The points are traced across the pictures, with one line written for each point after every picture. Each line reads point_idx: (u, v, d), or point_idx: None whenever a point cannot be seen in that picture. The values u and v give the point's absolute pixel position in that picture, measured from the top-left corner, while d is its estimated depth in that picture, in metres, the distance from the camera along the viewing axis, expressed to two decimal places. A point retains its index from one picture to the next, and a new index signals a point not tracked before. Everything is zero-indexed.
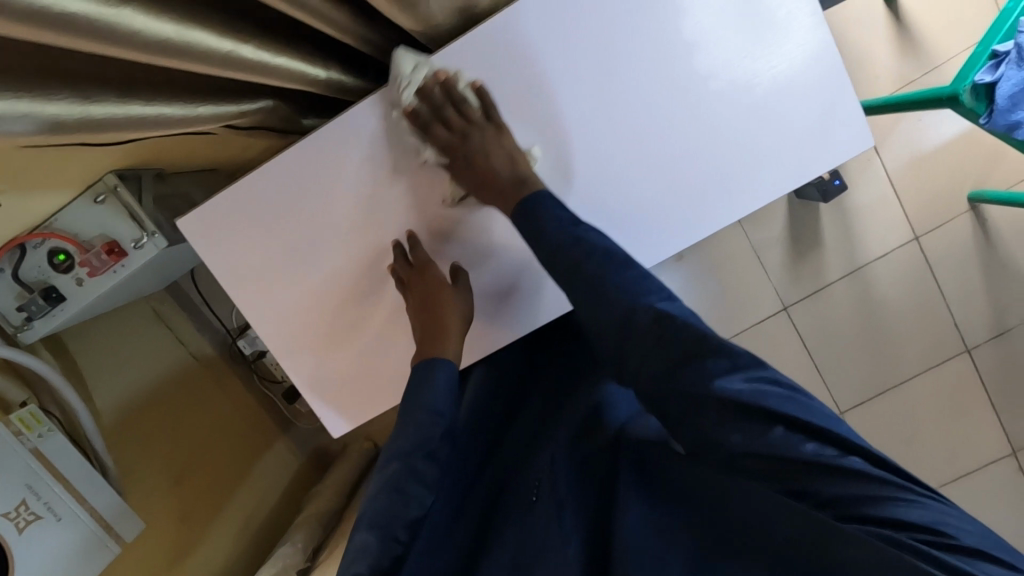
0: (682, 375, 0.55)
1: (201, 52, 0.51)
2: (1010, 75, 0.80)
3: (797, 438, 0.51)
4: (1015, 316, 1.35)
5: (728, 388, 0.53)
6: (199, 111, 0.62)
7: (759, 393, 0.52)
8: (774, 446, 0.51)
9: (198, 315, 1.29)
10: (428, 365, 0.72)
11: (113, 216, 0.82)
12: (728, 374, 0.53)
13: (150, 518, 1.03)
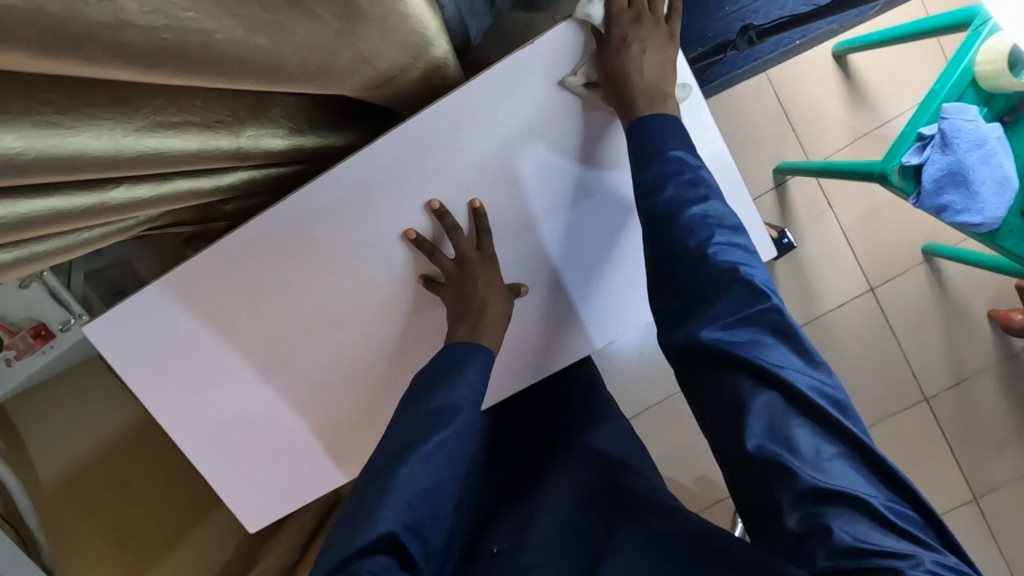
0: (699, 316, 0.61)
1: (66, 214, 0.47)
2: (935, 158, 0.79)
3: (790, 416, 0.56)
4: (971, 365, 1.35)
5: (745, 331, 0.59)
6: (88, 236, 0.57)
7: (772, 354, 0.58)
8: (753, 401, 0.56)
9: None
10: (463, 349, 0.68)
11: (41, 300, 0.83)
12: (751, 327, 0.60)
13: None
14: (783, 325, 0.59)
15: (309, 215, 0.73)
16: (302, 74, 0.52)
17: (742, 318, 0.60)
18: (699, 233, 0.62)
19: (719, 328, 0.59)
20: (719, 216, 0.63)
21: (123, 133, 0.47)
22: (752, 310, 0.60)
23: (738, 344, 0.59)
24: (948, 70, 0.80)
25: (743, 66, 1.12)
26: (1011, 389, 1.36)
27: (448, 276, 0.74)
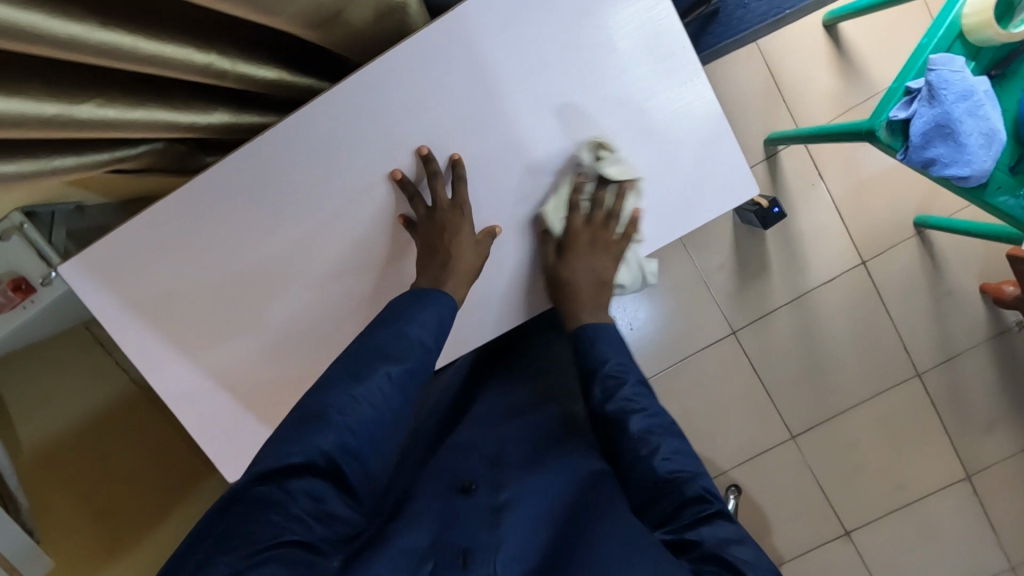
0: (655, 514, 0.61)
1: (38, 124, 0.43)
2: (923, 111, 0.79)
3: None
4: (960, 342, 1.35)
5: (694, 529, 0.58)
6: (58, 164, 0.54)
7: (726, 547, 0.55)
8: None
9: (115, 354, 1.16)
10: (418, 300, 0.65)
11: (20, 253, 0.81)
12: (694, 522, 0.58)
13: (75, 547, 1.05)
14: (733, 527, 0.58)
15: (275, 160, 0.69)
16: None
17: (697, 516, 0.58)
18: (661, 452, 0.62)
19: (670, 528, 0.59)
20: (660, 428, 0.64)
21: (122, 40, 0.45)
22: (703, 506, 0.59)
23: (691, 541, 0.57)
24: (936, 23, 0.80)
25: (731, 36, 1.13)
26: (1001, 367, 1.36)
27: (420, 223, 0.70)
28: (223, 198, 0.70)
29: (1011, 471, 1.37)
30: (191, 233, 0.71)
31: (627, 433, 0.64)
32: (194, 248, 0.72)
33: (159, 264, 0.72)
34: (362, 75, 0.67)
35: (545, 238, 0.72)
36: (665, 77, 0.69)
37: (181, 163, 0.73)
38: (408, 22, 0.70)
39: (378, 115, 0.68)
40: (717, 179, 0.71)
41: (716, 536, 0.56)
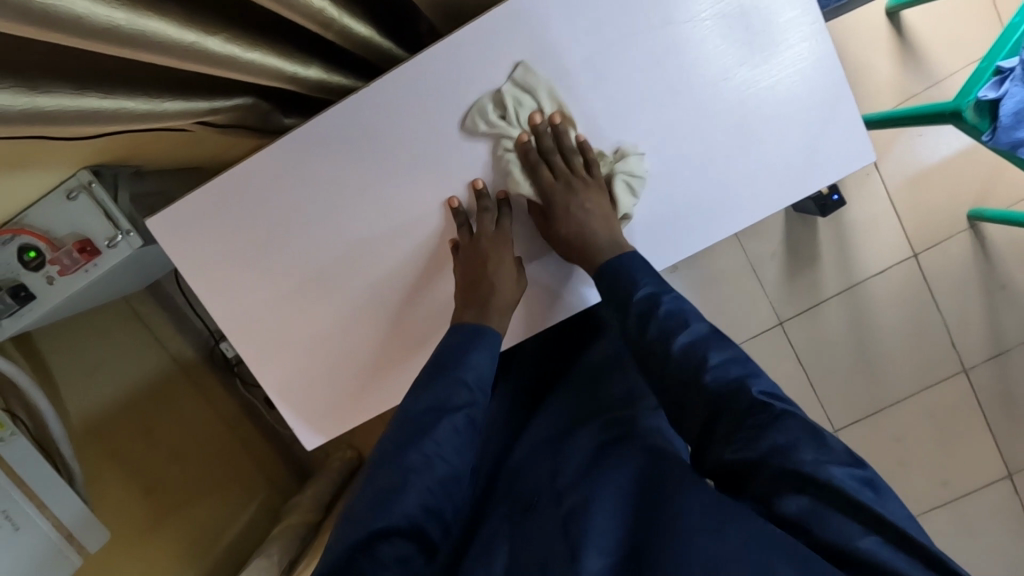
0: (715, 434, 0.59)
1: (175, 51, 0.41)
2: (1014, 92, 0.78)
3: (820, 506, 0.53)
4: (1011, 336, 1.33)
5: (760, 446, 0.56)
6: (167, 107, 0.52)
7: (797, 458, 0.54)
8: (799, 519, 0.53)
9: (152, 328, 1.20)
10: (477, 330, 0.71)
11: (86, 213, 0.79)
12: (759, 437, 0.56)
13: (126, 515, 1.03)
14: (800, 424, 0.56)
15: (379, 112, 0.70)
16: None
17: (753, 435, 0.57)
18: (697, 360, 0.61)
19: (734, 450, 0.57)
20: (704, 339, 0.62)
21: None
22: (759, 419, 0.57)
23: (756, 463, 0.56)
24: None
25: None
26: None
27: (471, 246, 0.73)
28: (319, 163, 0.72)
29: None
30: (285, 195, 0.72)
31: (672, 354, 0.62)
32: (287, 212, 0.73)
33: (251, 227, 0.73)
34: (480, 24, 0.67)
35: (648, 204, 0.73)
36: (784, 35, 0.69)
37: (265, 122, 0.73)
38: None
39: (490, 67, 0.69)
40: (832, 138, 0.71)
41: (785, 443, 0.55)
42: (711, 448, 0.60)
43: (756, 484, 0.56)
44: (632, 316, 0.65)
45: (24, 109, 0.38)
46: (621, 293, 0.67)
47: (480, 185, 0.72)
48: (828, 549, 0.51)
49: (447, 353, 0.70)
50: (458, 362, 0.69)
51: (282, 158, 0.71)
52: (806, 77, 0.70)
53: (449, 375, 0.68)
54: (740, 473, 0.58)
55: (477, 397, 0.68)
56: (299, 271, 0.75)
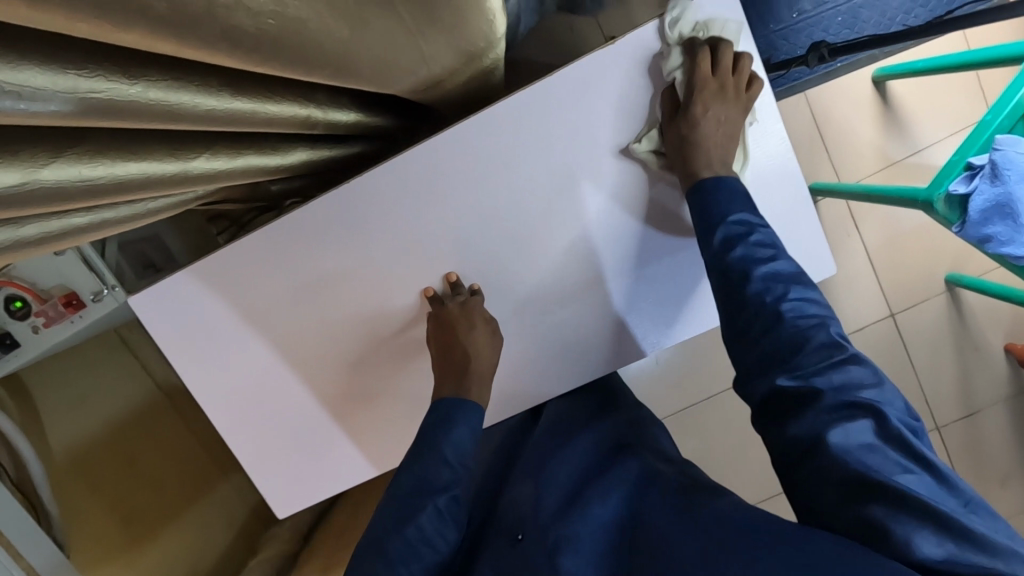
0: (776, 364, 0.64)
1: (153, 179, 0.43)
2: (983, 189, 0.80)
3: (873, 437, 0.58)
4: (982, 397, 1.36)
5: (820, 379, 0.62)
6: (153, 206, 0.54)
7: (863, 393, 0.61)
8: (846, 453, 0.58)
9: (143, 360, 1.19)
10: (453, 406, 0.75)
11: (73, 268, 0.81)
12: (824, 368, 0.62)
13: (92, 540, 1.06)
14: (864, 368, 0.62)
15: (383, 190, 0.77)
16: (368, 78, 0.50)
17: (824, 365, 0.63)
18: (772, 291, 0.66)
19: (794, 374, 0.63)
20: (786, 276, 0.67)
21: (249, 107, 0.44)
22: (833, 355, 0.63)
23: (817, 391, 0.61)
24: (1001, 102, 0.81)
25: (780, 87, 1.09)
26: (1021, 424, 1.37)
27: (437, 324, 0.79)
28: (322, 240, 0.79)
29: None
30: (287, 266, 0.80)
31: (752, 278, 0.67)
32: (289, 279, 0.81)
33: (254, 294, 0.81)
34: (479, 118, 0.74)
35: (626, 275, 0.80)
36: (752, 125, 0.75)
37: (255, 190, 0.75)
38: (491, 76, 0.72)
39: (487, 156, 0.76)
40: (793, 245, 0.77)
41: (845, 382, 0.61)
42: (765, 375, 0.65)
43: (806, 415, 0.61)
44: (716, 241, 0.69)
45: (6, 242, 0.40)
46: (711, 217, 0.70)
47: (451, 279, 0.79)
48: (870, 479, 0.56)
49: (428, 430, 0.74)
50: (438, 441, 0.73)
51: (287, 231, 0.79)
52: (773, 188, 0.76)
53: (429, 456, 0.72)
54: (790, 413, 0.63)
55: (458, 473, 0.73)
56: (296, 332, 0.83)
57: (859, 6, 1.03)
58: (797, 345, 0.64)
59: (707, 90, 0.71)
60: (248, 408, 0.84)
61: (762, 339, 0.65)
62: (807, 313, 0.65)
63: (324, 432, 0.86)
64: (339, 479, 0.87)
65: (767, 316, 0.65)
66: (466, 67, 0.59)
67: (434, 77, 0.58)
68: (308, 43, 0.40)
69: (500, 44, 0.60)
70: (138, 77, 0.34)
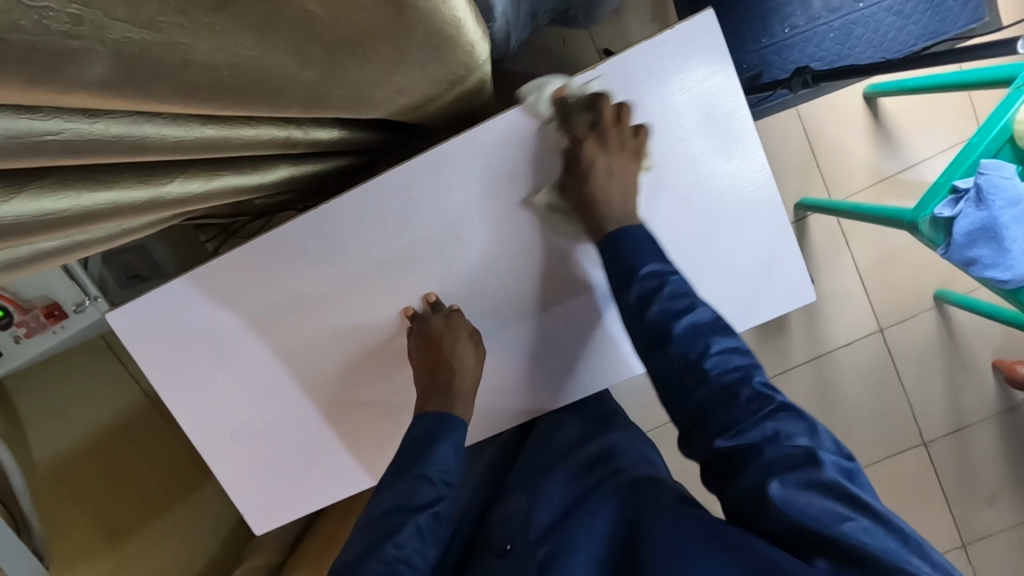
0: (711, 422, 0.64)
1: (121, 206, 0.43)
2: (969, 212, 0.80)
3: (803, 483, 0.56)
4: (971, 414, 1.36)
5: (755, 429, 0.61)
6: (130, 227, 0.54)
7: (792, 443, 0.59)
8: (782, 503, 0.55)
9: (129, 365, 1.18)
10: (436, 423, 0.75)
11: (55, 278, 0.81)
12: (758, 424, 0.61)
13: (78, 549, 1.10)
14: (793, 416, 0.61)
15: (367, 206, 0.77)
16: (346, 104, 0.50)
17: (750, 419, 0.62)
18: (695, 347, 0.66)
19: (729, 436, 0.62)
20: (705, 325, 0.67)
21: (219, 134, 0.44)
22: (759, 408, 0.62)
23: (750, 445, 0.60)
24: (987, 124, 0.81)
25: (770, 102, 1.09)
26: (1008, 441, 1.37)
27: (418, 343, 0.78)
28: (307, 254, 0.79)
29: (1009, 545, 1.38)
30: (272, 279, 0.80)
31: (672, 338, 0.66)
32: (272, 292, 0.80)
33: (236, 306, 0.81)
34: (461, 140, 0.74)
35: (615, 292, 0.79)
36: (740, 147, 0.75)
37: (241, 206, 0.76)
38: (479, 94, 0.72)
39: (470, 175, 0.76)
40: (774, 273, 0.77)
41: (776, 432, 0.60)
42: (703, 440, 0.64)
43: (739, 478, 0.60)
44: (632, 298, 0.69)
45: None
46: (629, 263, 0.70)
47: (430, 300, 0.79)
48: (809, 530, 0.53)
49: (413, 447, 0.75)
50: (421, 457, 0.73)
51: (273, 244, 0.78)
52: (752, 215, 0.76)
53: (410, 473, 0.72)
54: (732, 467, 0.61)
55: (441, 491, 0.73)
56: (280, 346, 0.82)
57: (851, 21, 1.03)
58: (723, 400, 0.63)
59: (591, 144, 0.73)
60: (230, 420, 0.84)
61: (693, 403, 0.65)
62: (726, 372, 0.65)
63: (307, 445, 0.85)
64: (321, 493, 0.87)
65: (693, 379, 0.65)
66: (449, 90, 0.59)
67: (414, 102, 0.58)
68: (278, 75, 0.40)
69: (485, 67, 0.60)
70: (98, 113, 0.34)
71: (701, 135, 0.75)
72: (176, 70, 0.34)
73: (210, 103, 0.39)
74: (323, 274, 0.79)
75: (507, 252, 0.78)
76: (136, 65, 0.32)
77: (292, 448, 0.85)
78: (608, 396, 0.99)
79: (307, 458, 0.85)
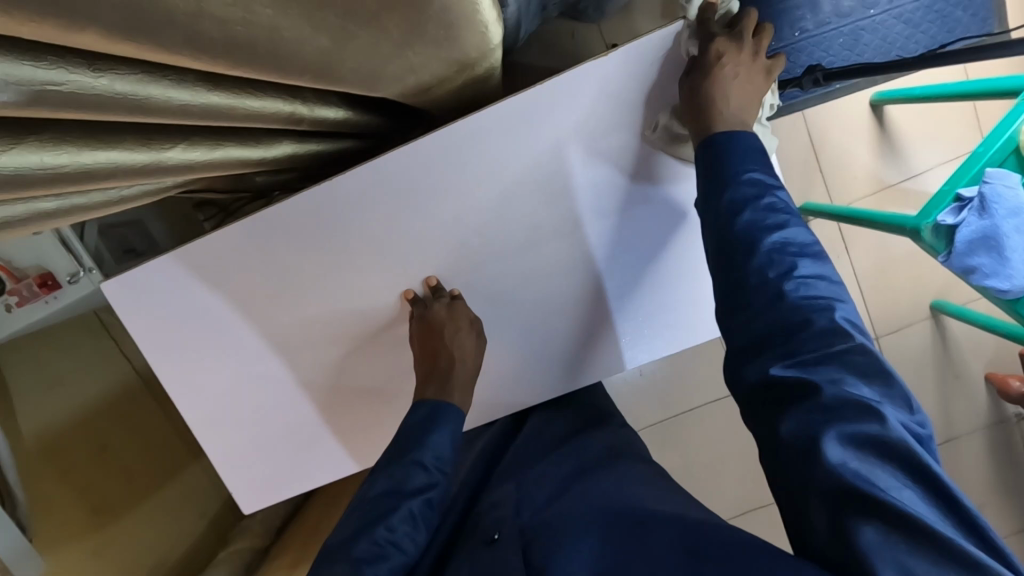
0: (770, 353, 0.61)
1: (123, 170, 0.42)
2: (971, 221, 0.80)
3: (873, 438, 0.53)
4: (961, 425, 1.37)
5: (820, 370, 0.58)
6: (129, 194, 0.53)
7: (857, 393, 0.56)
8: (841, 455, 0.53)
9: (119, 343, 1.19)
10: (435, 411, 0.74)
11: (49, 248, 0.79)
12: (828, 360, 0.58)
13: (60, 525, 1.08)
14: (867, 362, 0.57)
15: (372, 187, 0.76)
16: (356, 77, 0.49)
17: (822, 352, 0.58)
18: (778, 265, 0.63)
19: (790, 363, 0.59)
20: (800, 243, 0.64)
21: (228, 101, 0.43)
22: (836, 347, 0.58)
23: (814, 382, 0.57)
24: (993, 135, 0.82)
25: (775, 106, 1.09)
26: (997, 455, 1.38)
27: (416, 328, 0.78)
28: (303, 235, 0.78)
29: None
30: (265, 260, 0.78)
31: (759, 250, 0.63)
32: (266, 274, 0.79)
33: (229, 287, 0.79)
34: (470, 124, 0.73)
35: (619, 284, 0.81)
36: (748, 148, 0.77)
37: (238, 181, 0.74)
38: (486, 81, 0.71)
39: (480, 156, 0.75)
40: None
41: (845, 377, 0.57)
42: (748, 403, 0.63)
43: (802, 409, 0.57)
44: (724, 204, 0.66)
45: None
46: (718, 186, 0.67)
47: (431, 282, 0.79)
48: (861, 487, 0.51)
49: (409, 433, 0.74)
50: (417, 443, 0.73)
51: (271, 223, 0.77)
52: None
53: (405, 458, 0.71)
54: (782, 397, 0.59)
55: (435, 476, 0.71)
56: (271, 328, 0.81)
57: (860, 28, 1.03)
58: (796, 324, 0.60)
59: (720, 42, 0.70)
60: (221, 399, 0.83)
61: (763, 326, 0.62)
62: (807, 290, 0.62)
63: (300, 428, 0.84)
64: (309, 477, 0.86)
65: (772, 293, 0.62)
66: (458, 74, 0.59)
67: (425, 83, 0.57)
68: (290, 40, 0.40)
69: (496, 52, 0.60)
70: (105, 68, 0.33)
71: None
72: (187, 27, 0.34)
73: (220, 65, 0.38)
74: (322, 255, 0.79)
75: (512, 242, 0.79)
76: (146, 18, 0.31)
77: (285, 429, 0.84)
78: (602, 392, 0.99)
79: (301, 442, 0.85)
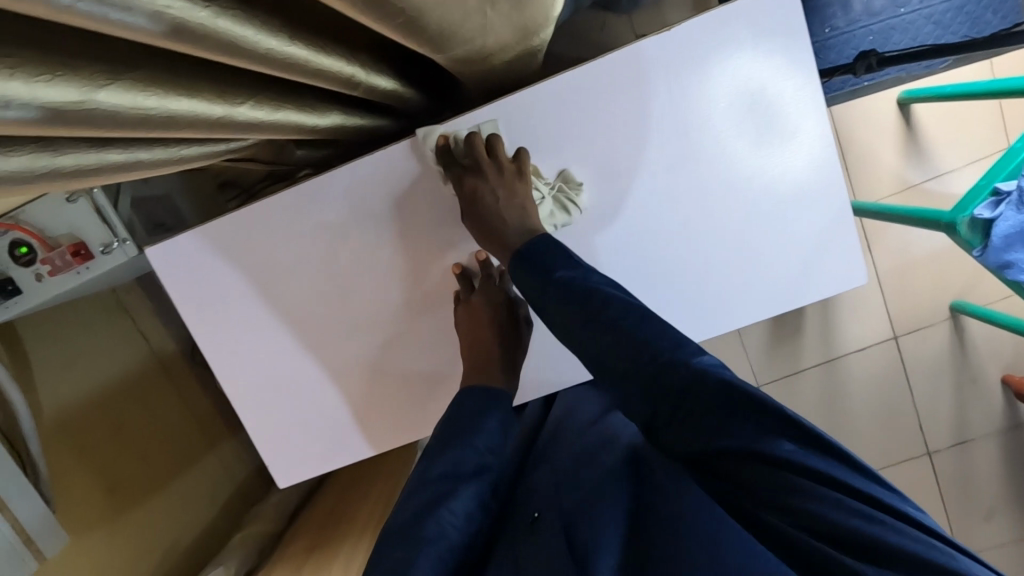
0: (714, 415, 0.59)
1: (200, 121, 0.42)
2: (1009, 215, 0.81)
3: (804, 453, 0.50)
4: (975, 427, 1.37)
5: (708, 435, 0.53)
6: (188, 154, 0.52)
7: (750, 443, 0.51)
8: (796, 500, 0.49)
9: (132, 322, 1.20)
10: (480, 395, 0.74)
11: (84, 217, 0.79)
12: (751, 400, 0.54)
13: (74, 504, 1.00)
14: (746, 402, 0.52)
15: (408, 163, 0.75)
16: (432, 41, 0.49)
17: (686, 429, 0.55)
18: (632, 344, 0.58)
19: (677, 446, 0.56)
20: (649, 315, 0.59)
21: (304, 55, 0.43)
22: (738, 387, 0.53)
23: (777, 382, 0.57)
24: None
25: None
26: (1011, 458, 1.38)
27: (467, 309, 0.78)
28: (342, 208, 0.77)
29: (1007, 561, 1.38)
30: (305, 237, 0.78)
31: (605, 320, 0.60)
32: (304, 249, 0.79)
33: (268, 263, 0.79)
34: (500, 106, 0.72)
35: (659, 272, 0.76)
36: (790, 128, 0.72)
37: (276, 154, 0.73)
38: (531, 60, 0.70)
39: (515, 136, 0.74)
40: (831, 254, 0.74)
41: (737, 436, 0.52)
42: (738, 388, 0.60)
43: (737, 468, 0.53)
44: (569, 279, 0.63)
45: (40, 172, 0.38)
46: (547, 263, 0.65)
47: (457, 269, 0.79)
48: (838, 528, 0.47)
49: (459, 417, 0.72)
50: (470, 428, 0.72)
51: (308, 194, 0.77)
52: (816, 199, 0.73)
53: (457, 442, 0.70)
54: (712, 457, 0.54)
55: (486, 461, 0.71)
56: (306, 305, 0.81)
57: (891, 27, 1.03)
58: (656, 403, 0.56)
59: (579, 143, 0.72)
60: (254, 376, 0.83)
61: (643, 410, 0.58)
62: (633, 358, 0.57)
63: (332, 407, 0.84)
64: (340, 456, 0.86)
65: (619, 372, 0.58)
66: (516, 45, 0.59)
67: (488, 50, 0.57)
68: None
69: (547, 29, 0.60)
70: (211, 6, 0.33)
71: (759, 128, 0.72)
72: None
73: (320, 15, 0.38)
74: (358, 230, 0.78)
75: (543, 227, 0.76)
76: None
77: (315, 410, 0.84)
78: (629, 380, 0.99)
79: (332, 424, 0.84)
